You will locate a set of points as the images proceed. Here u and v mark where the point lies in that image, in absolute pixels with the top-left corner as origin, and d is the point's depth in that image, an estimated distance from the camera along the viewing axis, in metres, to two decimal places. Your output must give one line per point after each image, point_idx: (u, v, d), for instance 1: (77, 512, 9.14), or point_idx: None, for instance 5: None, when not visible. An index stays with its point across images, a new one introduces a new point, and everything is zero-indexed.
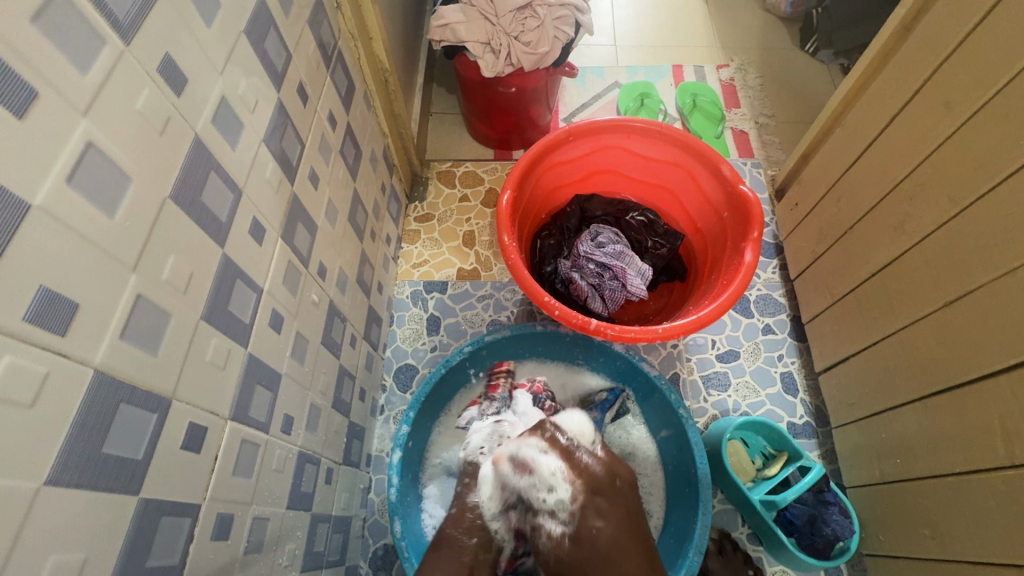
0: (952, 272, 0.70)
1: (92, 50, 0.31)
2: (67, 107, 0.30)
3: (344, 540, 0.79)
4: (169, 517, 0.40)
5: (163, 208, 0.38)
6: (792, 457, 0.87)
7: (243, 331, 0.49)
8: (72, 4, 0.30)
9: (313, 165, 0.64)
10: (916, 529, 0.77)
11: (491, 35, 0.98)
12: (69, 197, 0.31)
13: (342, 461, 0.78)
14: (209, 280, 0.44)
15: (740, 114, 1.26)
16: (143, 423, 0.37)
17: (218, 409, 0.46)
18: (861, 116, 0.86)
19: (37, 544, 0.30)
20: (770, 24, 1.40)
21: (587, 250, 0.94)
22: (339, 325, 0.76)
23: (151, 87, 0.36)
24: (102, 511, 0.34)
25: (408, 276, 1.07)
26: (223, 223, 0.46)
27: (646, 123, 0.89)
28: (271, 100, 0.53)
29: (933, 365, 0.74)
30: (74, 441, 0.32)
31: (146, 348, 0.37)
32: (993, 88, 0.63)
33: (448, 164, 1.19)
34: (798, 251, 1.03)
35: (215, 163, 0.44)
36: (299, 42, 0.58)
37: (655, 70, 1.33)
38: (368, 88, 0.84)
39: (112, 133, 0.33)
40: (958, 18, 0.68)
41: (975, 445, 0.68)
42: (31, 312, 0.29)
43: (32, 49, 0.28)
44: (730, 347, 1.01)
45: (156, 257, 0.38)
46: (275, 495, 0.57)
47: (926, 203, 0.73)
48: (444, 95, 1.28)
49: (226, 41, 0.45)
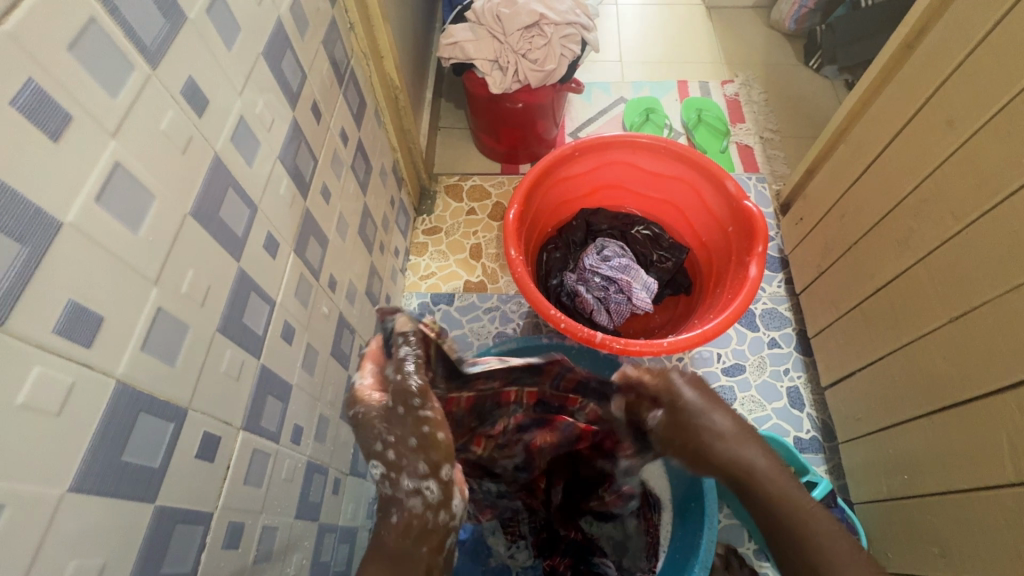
0: (956, 287, 0.71)
1: (122, 76, 0.33)
2: (99, 130, 0.32)
3: (350, 552, 0.80)
4: (184, 524, 0.41)
5: (184, 223, 0.40)
6: (799, 472, 0.88)
7: (256, 342, 0.51)
8: (104, 32, 0.31)
9: (325, 180, 0.66)
10: (925, 547, 0.76)
11: (499, 53, 1.00)
12: (97, 215, 0.32)
13: (350, 472, 0.79)
14: (226, 293, 0.45)
15: (745, 129, 1.28)
16: (160, 432, 0.39)
17: (231, 419, 0.47)
18: (864, 134, 0.88)
19: (58, 549, 0.31)
20: (774, 41, 1.42)
21: (592, 263, 0.96)
22: (348, 336, 0.77)
23: (175, 110, 0.38)
24: (122, 518, 0.35)
25: (416, 288, 1.08)
26: (239, 237, 0.47)
27: (651, 139, 0.91)
28: (286, 118, 0.55)
29: (940, 381, 0.74)
30: (97, 449, 0.33)
31: (165, 358, 0.39)
32: (995, 107, 0.64)
33: (456, 178, 1.21)
34: (803, 265, 1.04)
35: (233, 180, 0.46)
36: (314, 61, 0.60)
37: (660, 86, 1.34)
38: (378, 105, 0.86)
39: (138, 153, 0.35)
40: (959, 38, 0.69)
41: (982, 460, 0.68)
42: (60, 324, 0.30)
43: (68, 76, 0.30)
44: (736, 361, 1.01)
45: (177, 271, 0.39)
46: (285, 505, 0.58)
47: (929, 220, 0.74)
48: (452, 111, 1.31)
49: (245, 63, 0.46)
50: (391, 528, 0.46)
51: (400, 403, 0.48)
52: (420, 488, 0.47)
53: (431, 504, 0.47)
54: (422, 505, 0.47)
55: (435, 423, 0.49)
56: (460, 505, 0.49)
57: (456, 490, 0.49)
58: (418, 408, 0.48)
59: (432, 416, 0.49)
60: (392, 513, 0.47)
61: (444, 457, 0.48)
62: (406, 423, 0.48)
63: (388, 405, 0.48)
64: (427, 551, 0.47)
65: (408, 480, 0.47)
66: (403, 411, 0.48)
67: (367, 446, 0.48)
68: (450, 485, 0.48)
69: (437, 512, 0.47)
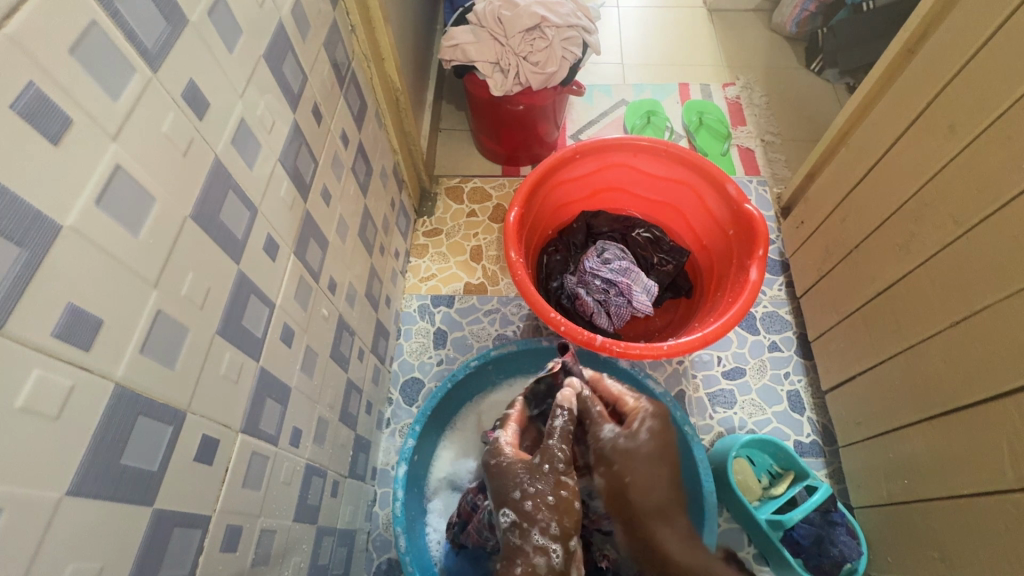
0: (958, 292, 0.71)
1: (123, 78, 0.33)
2: (99, 132, 0.32)
3: (348, 554, 0.80)
4: (183, 527, 0.41)
5: (184, 226, 0.39)
6: (800, 476, 0.88)
7: (255, 344, 0.50)
8: (106, 34, 0.31)
9: (326, 182, 0.66)
10: (925, 553, 0.76)
11: (500, 55, 1.00)
12: (97, 217, 0.32)
13: (348, 474, 0.79)
14: (225, 295, 0.45)
15: (746, 132, 1.28)
16: (159, 434, 0.38)
17: (230, 421, 0.47)
18: (865, 138, 0.88)
19: (57, 552, 0.31)
20: (775, 44, 1.42)
21: (593, 266, 0.95)
22: (348, 338, 0.77)
23: (176, 112, 0.38)
24: (120, 521, 0.35)
25: (416, 290, 1.08)
26: (239, 239, 0.47)
27: (652, 142, 0.91)
28: (287, 120, 0.55)
29: (940, 386, 0.74)
30: (96, 451, 0.33)
31: (164, 361, 0.39)
32: (997, 111, 0.64)
33: (456, 180, 1.21)
34: (804, 269, 1.03)
35: (234, 183, 0.46)
36: (315, 63, 0.60)
37: (661, 89, 1.34)
38: (379, 107, 0.86)
39: (138, 156, 0.35)
40: (961, 42, 0.69)
41: (983, 465, 0.67)
42: (58, 327, 0.30)
43: (69, 79, 0.30)
44: (736, 364, 1.01)
45: (176, 274, 0.39)
46: (283, 507, 0.57)
47: (931, 224, 0.74)
48: (453, 112, 1.31)
49: (246, 66, 0.46)
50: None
51: (546, 461, 0.56)
52: (548, 548, 0.52)
53: (555, 569, 0.51)
54: (547, 566, 0.51)
55: (570, 490, 0.54)
56: None
57: (578, 567, 0.52)
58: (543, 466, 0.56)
59: (570, 483, 0.55)
60: (516, 565, 0.52)
61: (575, 526, 0.53)
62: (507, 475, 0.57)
63: (536, 466, 0.56)
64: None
65: (536, 536, 0.52)
66: (542, 464, 0.56)
67: (506, 492, 0.55)
68: (571, 557, 0.52)
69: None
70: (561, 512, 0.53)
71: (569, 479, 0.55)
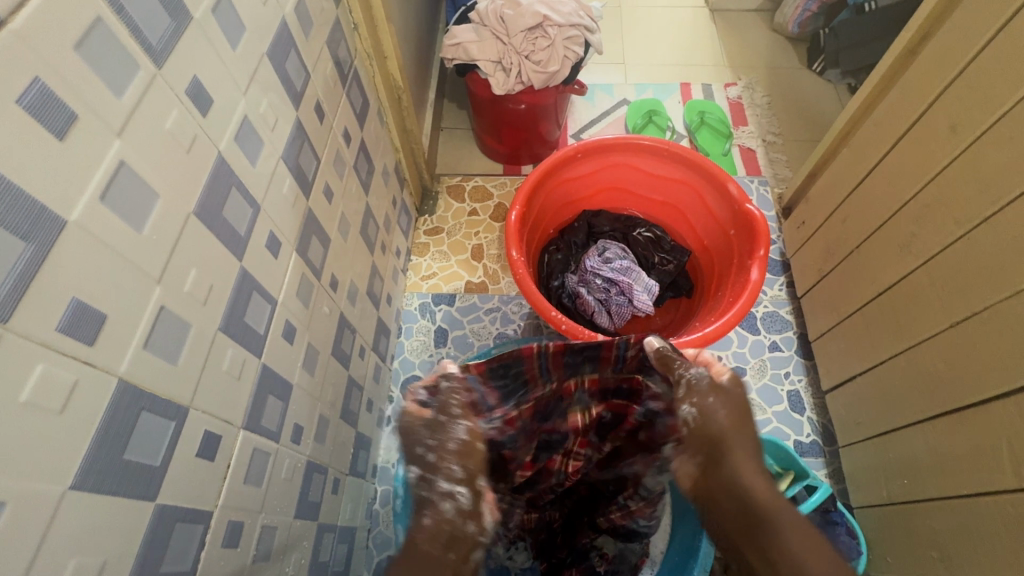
0: (958, 292, 0.71)
1: (127, 75, 0.33)
2: (103, 128, 0.32)
3: (348, 551, 0.80)
4: (184, 523, 0.41)
5: (187, 222, 0.40)
6: (799, 476, 0.88)
7: (257, 341, 0.51)
8: (110, 31, 0.32)
9: (328, 180, 0.66)
10: (924, 552, 0.76)
11: (502, 54, 1.00)
12: (101, 213, 0.32)
13: (349, 471, 0.79)
14: (228, 292, 0.45)
15: (748, 132, 1.28)
16: (162, 430, 0.39)
17: (232, 418, 0.47)
18: (867, 138, 0.88)
19: (59, 547, 0.31)
20: (777, 44, 1.42)
21: (594, 265, 0.95)
22: (349, 336, 0.77)
23: (180, 109, 0.38)
24: (122, 516, 0.35)
25: (417, 288, 1.08)
26: (242, 236, 0.47)
27: (654, 141, 0.91)
28: (290, 118, 0.55)
29: (941, 386, 0.74)
30: (99, 446, 0.33)
31: (167, 357, 0.39)
32: (999, 112, 0.64)
33: (458, 178, 1.21)
34: (805, 269, 1.04)
35: (237, 180, 0.46)
36: (317, 61, 0.60)
37: (663, 88, 1.34)
38: (381, 105, 0.86)
39: (142, 152, 0.35)
40: (963, 43, 0.69)
41: (983, 465, 0.68)
42: (63, 323, 0.30)
43: (74, 75, 0.30)
44: (737, 364, 1.01)
45: (180, 270, 0.39)
46: (284, 504, 0.58)
47: (932, 225, 0.74)
48: (454, 111, 1.31)
49: (249, 63, 0.46)
50: (424, 530, 0.51)
51: (441, 412, 0.56)
52: (454, 492, 0.53)
53: (463, 510, 0.52)
54: (455, 510, 0.52)
55: (468, 436, 0.57)
56: (489, 522, 0.54)
57: (484, 505, 0.54)
58: (455, 420, 0.57)
59: (468, 431, 0.57)
60: (425, 515, 0.52)
61: (478, 468, 0.56)
62: (442, 431, 0.56)
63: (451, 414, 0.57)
64: (454, 559, 0.50)
65: (443, 484, 0.53)
66: (444, 420, 0.56)
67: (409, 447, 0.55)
68: (479, 496, 0.54)
69: (466, 520, 0.52)
70: (467, 458, 0.56)
71: (466, 423, 0.57)
